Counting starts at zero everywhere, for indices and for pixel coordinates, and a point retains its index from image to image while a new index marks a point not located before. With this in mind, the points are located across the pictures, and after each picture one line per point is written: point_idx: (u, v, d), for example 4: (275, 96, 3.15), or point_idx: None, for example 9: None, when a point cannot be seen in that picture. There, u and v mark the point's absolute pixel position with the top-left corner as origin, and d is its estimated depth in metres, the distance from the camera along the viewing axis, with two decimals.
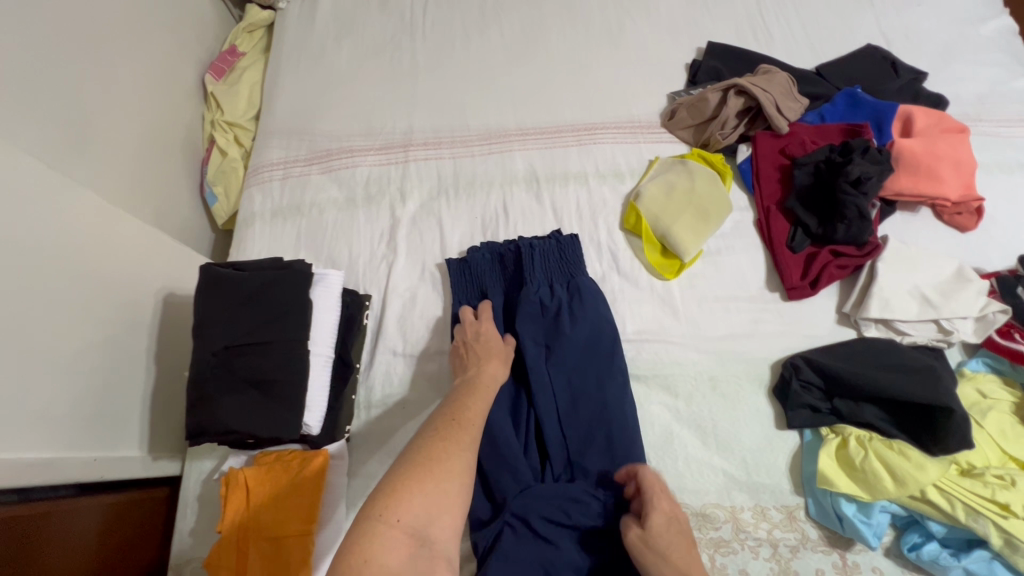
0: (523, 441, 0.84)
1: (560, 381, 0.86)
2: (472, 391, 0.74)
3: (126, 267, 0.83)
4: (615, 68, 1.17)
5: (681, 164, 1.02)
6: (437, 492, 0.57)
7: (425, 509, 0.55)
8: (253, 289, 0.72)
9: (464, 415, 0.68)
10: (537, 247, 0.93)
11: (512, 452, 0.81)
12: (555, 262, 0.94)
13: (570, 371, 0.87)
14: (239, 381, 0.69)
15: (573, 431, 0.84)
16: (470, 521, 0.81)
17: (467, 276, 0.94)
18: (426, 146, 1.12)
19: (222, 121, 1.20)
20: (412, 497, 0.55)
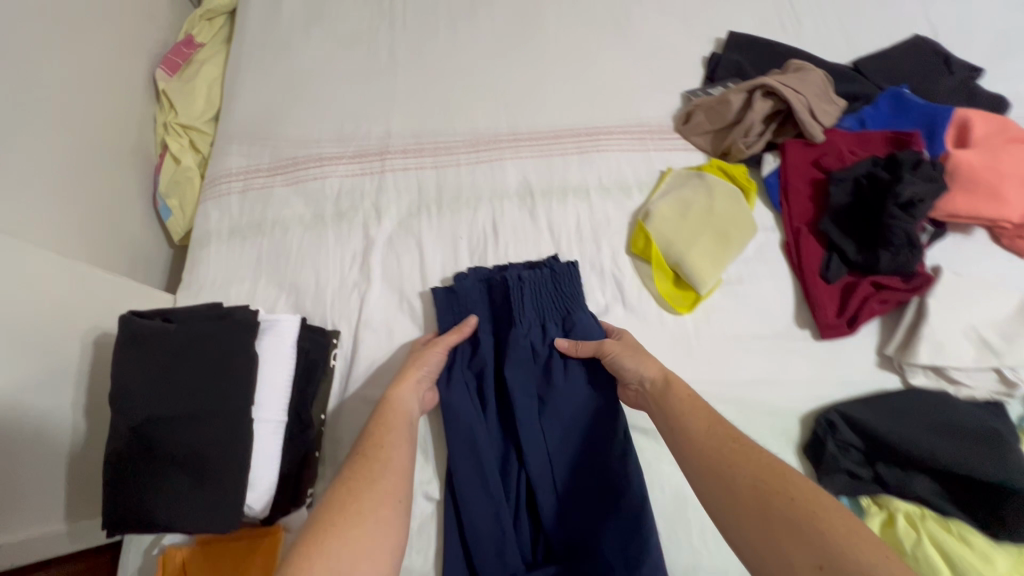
0: (513, 507, 0.73)
1: (556, 437, 0.74)
2: (377, 417, 0.67)
3: (45, 308, 0.70)
4: (622, 63, 1.02)
5: (698, 178, 0.89)
6: (351, 543, 0.52)
7: (337, 568, 0.50)
8: (181, 347, 0.59)
9: (375, 445, 0.63)
10: (527, 280, 0.79)
11: (501, 526, 0.70)
12: (549, 295, 0.80)
13: (567, 427, 0.75)
14: (165, 462, 0.57)
15: (568, 495, 0.72)
16: None
17: (455, 308, 0.81)
18: (405, 153, 0.98)
19: (176, 123, 1.06)
20: (319, 560, 0.50)
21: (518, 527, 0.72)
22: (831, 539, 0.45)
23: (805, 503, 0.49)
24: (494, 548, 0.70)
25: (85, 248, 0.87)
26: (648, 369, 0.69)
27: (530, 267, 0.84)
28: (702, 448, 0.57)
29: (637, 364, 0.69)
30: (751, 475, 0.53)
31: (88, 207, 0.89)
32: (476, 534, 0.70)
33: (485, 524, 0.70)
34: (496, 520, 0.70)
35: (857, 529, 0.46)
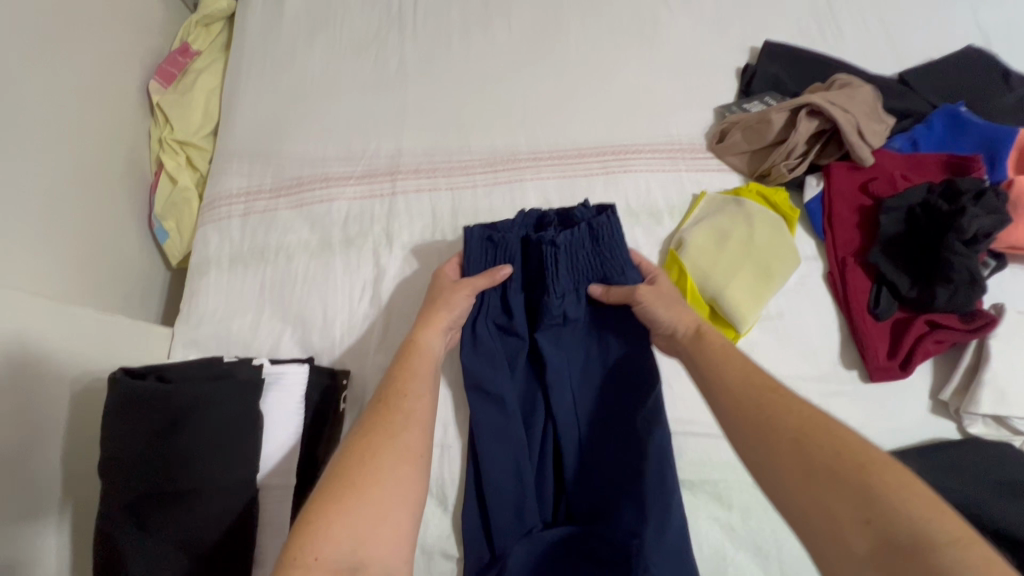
0: (536, 462, 0.71)
1: (586, 404, 0.72)
2: (402, 361, 0.62)
3: (30, 356, 0.65)
4: (649, 76, 0.96)
5: (736, 204, 0.83)
6: (366, 506, 0.48)
7: (350, 532, 0.46)
8: (179, 413, 0.53)
9: (395, 396, 0.58)
10: (563, 244, 0.72)
11: (522, 484, 0.68)
12: (586, 257, 0.74)
13: (596, 394, 0.73)
14: (157, 543, 0.52)
15: (593, 464, 0.70)
16: None
17: (491, 254, 0.75)
18: (418, 173, 0.92)
19: (172, 139, 0.99)
20: (332, 524, 0.46)
21: (540, 486, 0.70)
22: (889, 499, 0.38)
23: (851, 456, 0.42)
24: (511, 504, 0.68)
25: (74, 279, 0.81)
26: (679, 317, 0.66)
27: (564, 223, 0.77)
28: (739, 403, 0.51)
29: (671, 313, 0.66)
30: (789, 427, 0.46)
31: (77, 234, 0.83)
32: (496, 487, 0.68)
33: (506, 479, 0.68)
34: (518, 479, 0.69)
35: (939, 506, 0.37)
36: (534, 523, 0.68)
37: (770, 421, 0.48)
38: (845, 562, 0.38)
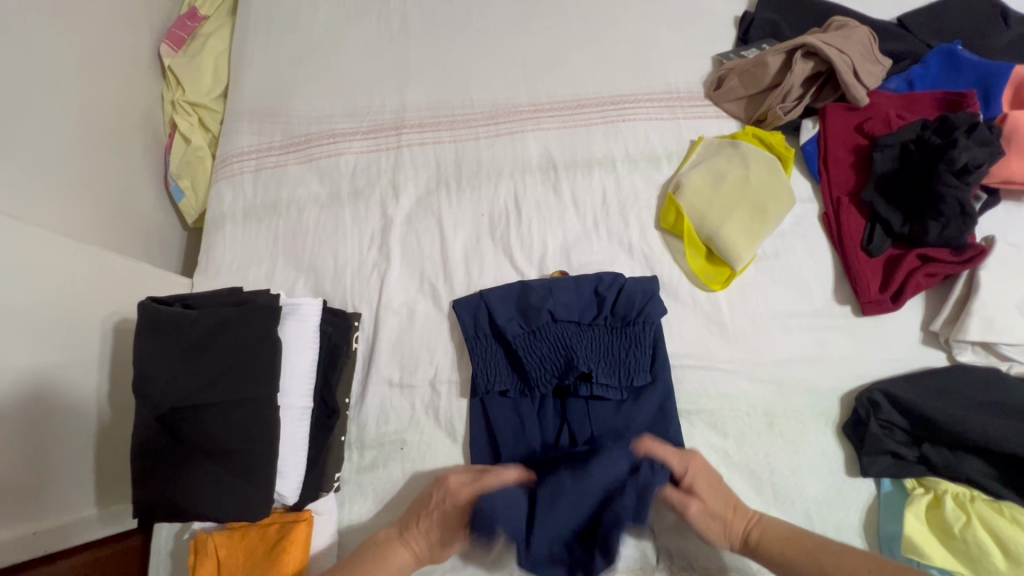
0: (537, 405, 0.74)
1: (592, 355, 0.73)
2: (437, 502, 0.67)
3: (63, 296, 0.69)
4: (648, 27, 0.97)
5: (732, 147, 0.85)
6: None
7: None
8: (202, 337, 0.58)
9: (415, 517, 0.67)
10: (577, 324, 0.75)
11: (525, 419, 0.73)
12: (602, 331, 0.75)
13: (602, 339, 0.75)
14: (191, 453, 0.57)
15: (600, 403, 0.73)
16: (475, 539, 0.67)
17: (517, 299, 0.76)
18: (421, 127, 0.94)
19: (183, 101, 1.02)
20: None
21: (542, 421, 0.74)
22: None
23: None
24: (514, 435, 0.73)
25: (97, 233, 0.86)
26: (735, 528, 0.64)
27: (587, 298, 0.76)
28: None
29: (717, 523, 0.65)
30: None
31: (97, 192, 0.87)
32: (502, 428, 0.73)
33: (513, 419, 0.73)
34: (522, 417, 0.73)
35: None
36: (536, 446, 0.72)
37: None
38: None
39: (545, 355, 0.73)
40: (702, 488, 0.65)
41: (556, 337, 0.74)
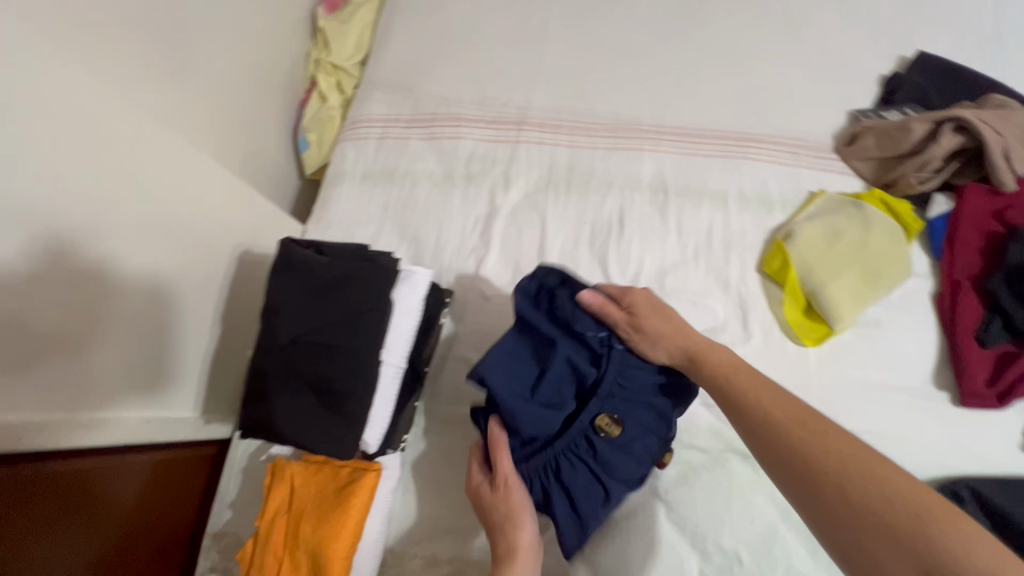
0: (579, 459, 0.65)
1: (586, 371, 0.67)
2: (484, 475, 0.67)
3: (209, 222, 0.78)
4: (786, 70, 0.96)
5: (855, 206, 0.82)
6: None
7: None
8: (329, 280, 0.63)
9: (503, 496, 0.64)
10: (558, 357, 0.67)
11: (575, 477, 0.64)
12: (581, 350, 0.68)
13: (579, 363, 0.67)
14: (300, 383, 0.62)
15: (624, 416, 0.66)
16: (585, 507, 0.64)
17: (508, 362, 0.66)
18: (543, 127, 0.97)
19: (328, 62, 1.10)
20: None
21: (591, 467, 0.65)
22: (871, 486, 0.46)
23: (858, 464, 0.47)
24: (597, 496, 0.64)
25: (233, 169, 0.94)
26: (665, 349, 0.66)
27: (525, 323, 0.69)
28: (774, 435, 0.53)
29: (661, 347, 0.66)
30: (819, 449, 0.50)
31: (240, 133, 0.96)
32: (595, 502, 0.64)
33: (583, 477, 0.64)
34: (588, 465, 0.65)
35: (875, 471, 0.46)
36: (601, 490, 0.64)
37: (801, 437, 0.51)
38: (891, 492, 0.45)
39: (552, 392, 0.67)
40: (645, 311, 0.68)
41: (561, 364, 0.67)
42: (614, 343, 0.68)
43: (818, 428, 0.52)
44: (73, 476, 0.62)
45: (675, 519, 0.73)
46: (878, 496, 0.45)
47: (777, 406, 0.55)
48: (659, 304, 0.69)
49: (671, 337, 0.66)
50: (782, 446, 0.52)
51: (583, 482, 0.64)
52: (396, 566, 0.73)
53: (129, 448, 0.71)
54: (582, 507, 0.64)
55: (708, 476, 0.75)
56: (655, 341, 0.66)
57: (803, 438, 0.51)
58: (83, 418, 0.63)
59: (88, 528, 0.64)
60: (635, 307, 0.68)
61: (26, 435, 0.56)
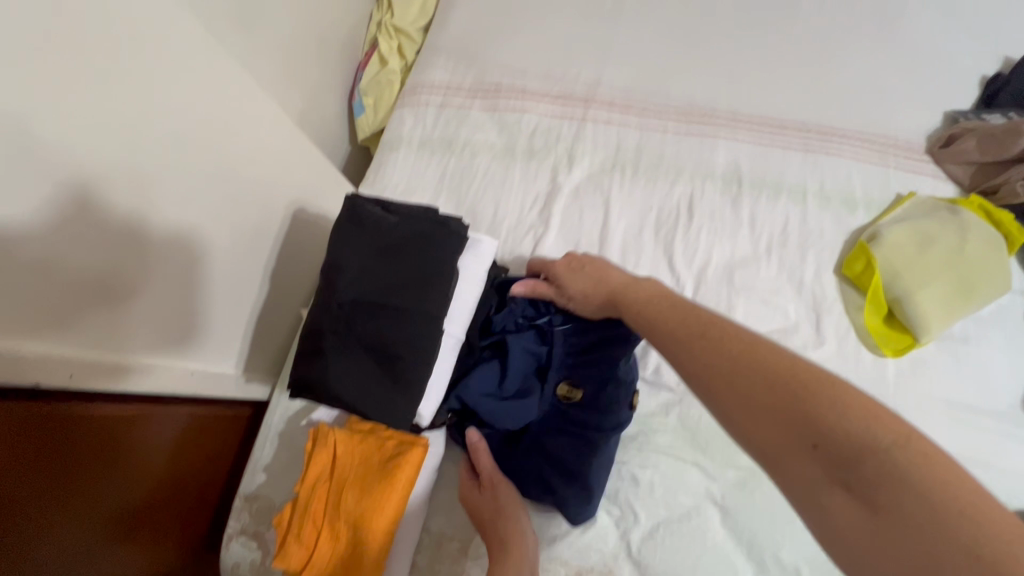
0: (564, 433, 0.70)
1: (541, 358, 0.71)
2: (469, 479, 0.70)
3: (269, 173, 0.75)
4: (877, 65, 0.90)
5: (950, 211, 0.77)
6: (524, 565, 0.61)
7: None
8: (398, 240, 0.60)
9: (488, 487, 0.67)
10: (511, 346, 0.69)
11: (566, 447, 0.69)
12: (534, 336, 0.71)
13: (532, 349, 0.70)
14: (359, 345, 0.59)
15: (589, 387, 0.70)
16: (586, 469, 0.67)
17: (487, 396, 0.67)
18: (611, 106, 0.93)
19: (390, 25, 1.08)
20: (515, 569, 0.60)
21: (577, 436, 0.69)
22: (824, 410, 0.39)
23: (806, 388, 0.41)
24: (589, 455, 0.68)
25: None
26: (591, 301, 0.67)
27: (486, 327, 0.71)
28: (723, 371, 0.46)
29: (587, 300, 0.67)
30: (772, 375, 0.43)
31: (299, 89, 0.93)
32: (591, 462, 0.67)
33: (570, 443, 0.69)
34: (573, 433, 0.69)
35: (824, 392, 0.40)
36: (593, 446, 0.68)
37: (749, 367, 0.44)
38: (831, 414, 0.39)
39: (522, 377, 0.70)
40: (564, 273, 0.69)
41: (519, 356, 0.69)
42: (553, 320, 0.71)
43: (714, 332, 0.50)
44: (109, 422, 0.59)
45: (731, 526, 0.69)
46: (830, 415, 0.39)
47: (677, 319, 0.54)
48: (576, 261, 0.70)
49: (593, 288, 0.66)
50: (730, 375, 0.45)
51: (574, 451, 0.68)
52: (434, 548, 0.70)
53: (168, 399, 0.69)
54: (577, 467, 0.67)
55: (770, 485, 0.70)
56: (581, 293, 0.67)
57: (751, 365, 0.45)
58: (131, 363, 0.61)
59: (121, 476, 0.62)
60: (554, 274, 0.70)
61: (78, 372, 0.54)
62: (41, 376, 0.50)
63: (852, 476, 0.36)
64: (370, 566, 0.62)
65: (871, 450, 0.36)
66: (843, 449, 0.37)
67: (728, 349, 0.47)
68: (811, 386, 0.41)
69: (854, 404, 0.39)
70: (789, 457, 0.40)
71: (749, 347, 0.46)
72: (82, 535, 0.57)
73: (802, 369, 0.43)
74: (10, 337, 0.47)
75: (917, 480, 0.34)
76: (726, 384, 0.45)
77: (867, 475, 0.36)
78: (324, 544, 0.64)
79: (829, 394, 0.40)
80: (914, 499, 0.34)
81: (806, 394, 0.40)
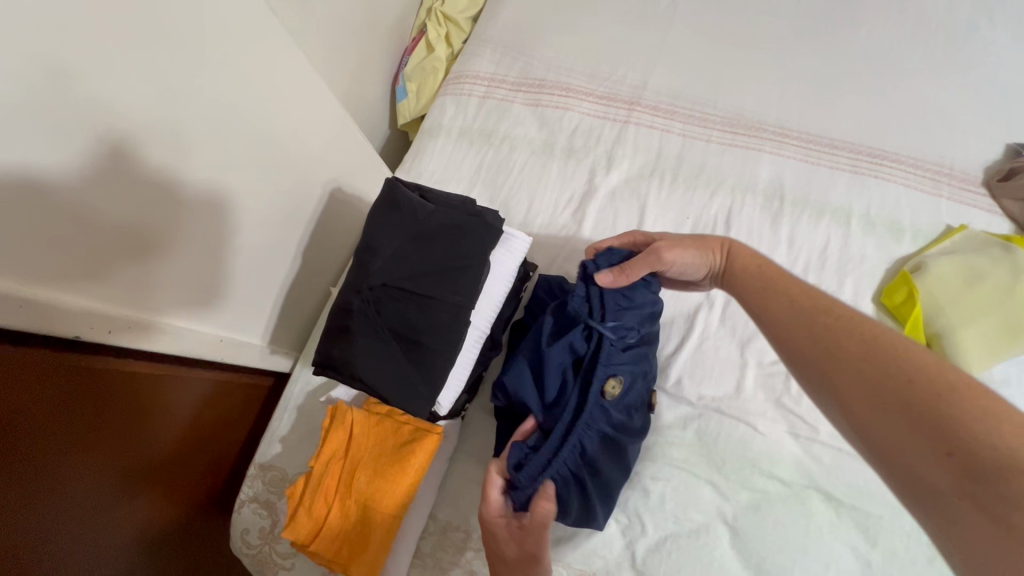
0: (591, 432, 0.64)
1: (583, 349, 0.66)
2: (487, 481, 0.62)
3: (309, 149, 0.75)
4: (939, 90, 0.87)
5: (1004, 249, 0.73)
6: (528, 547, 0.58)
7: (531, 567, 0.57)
8: (433, 229, 0.61)
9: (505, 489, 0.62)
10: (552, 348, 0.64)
11: (592, 449, 0.65)
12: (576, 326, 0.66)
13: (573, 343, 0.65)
14: (385, 329, 0.60)
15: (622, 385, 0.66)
16: (605, 475, 0.65)
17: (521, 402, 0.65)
18: (656, 111, 0.91)
19: (440, 12, 1.07)
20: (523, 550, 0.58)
21: (602, 436, 0.66)
22: (955, 412, 0.35)
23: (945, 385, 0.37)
24: (616, 460, 0.66)
25: None
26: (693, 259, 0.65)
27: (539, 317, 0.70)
28: (851, 346, 0.43)
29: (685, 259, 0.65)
30: (908, 366, 0.39)
31: (344, 68, 0.94)
32: (611, 466, 0.66)
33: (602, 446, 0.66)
34: (606, 435, 0.66)
35: (986, 394, 0.35)
36: (617, 446, 0.66)
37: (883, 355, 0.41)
38: (966, 417, 0.35)
39: (559, 375, 0.65)
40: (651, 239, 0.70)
41: (557, 354, 0.64)
42: (599, 306, 0.66)
43: (851, 320, 0.45)
44: (133, 377, 0.61)
45: (739, 549, 0.68)
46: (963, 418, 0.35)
47: (806, 296, 0.51)
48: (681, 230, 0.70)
49: (704, 244, 0.65)
50: (850, 361, 0.42)
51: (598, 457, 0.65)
52: (438, 536, 0.70)
53: (195, 362, 0.71)
54: (597, 472, 0.66)
55: (785, 510, 0.69)
56: (696, 246, 0.65)
57: (881, 353, 0.41)
58: (165, 324, 0.63)
59: (144, 433, 0.64)
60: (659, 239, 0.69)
61: (115, 329, 0.56)
62: (81, 329, 0.52)
63: (983, 492, 0.32)
64: (378, 546, 0.63)
65: (1009, 466, 0.32)
66: (979, 457, 0.33)
67: (858, 334, 0.44)
68: (951, 395, 0.36)
69: (1009, 417, 0.33)
70: (904, 455, 0.37)
71: (885, 338, 0.42)
72: (108, 484, 0.60)
73: (951, 372, 0.38)
74: (52, 287, 0.50)
75: None
76: (845, 368, 0.42)
77: (1000, 493, 0.32)
78: (334, 519, 0.65)
79: (968, 397, 0.35)
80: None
81: (941, 395, 0.36)
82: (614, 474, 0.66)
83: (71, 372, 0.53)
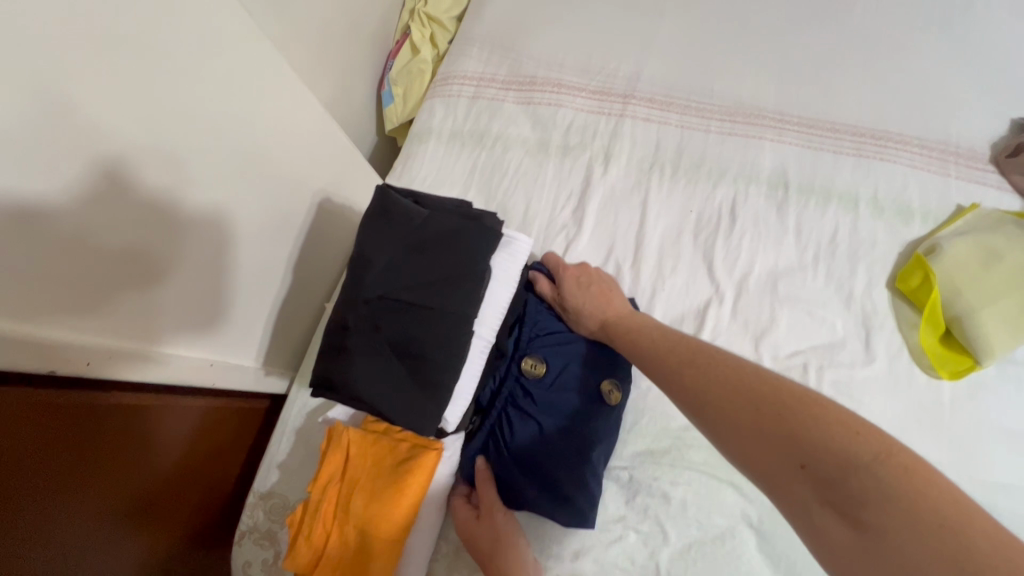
0: (523, 418, 0.66)
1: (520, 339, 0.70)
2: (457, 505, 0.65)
3: (297, 160, 0.72)
4: (941, 67, 0.85)
5: (1019, 226, 0.71)
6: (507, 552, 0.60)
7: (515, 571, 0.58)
8: (431, 236, 0.58)
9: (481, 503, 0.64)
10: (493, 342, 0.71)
11: (524, 436, 0.65)
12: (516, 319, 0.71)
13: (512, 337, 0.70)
14: (386, 344, 0.56)
15: (552, 371, 0.68)
16: (539, 463, 0.64)
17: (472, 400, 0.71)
18: (652, 103, 0.89)
19: (424, 12, 1.04)
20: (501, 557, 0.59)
21: (536, 425, 0.65)
22: (809, 429, 0.37)
23: (792, 405, 0.40)
24: (549, 449, 0.64)
25: None
26: (586, 317, 0.67)
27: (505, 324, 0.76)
28: (718, 385, 0.45)
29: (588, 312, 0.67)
30: (761, 393, 0.42)
31: (328, 74, 0.91)
32: (549, 456, 0.64)
33: (529, 430, 0.65)
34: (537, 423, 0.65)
35: (822, 409, 0.38)
36: (554, 436, 0.65)
37: (736, 387, 0.44)
38: (810, 432, 0.37)
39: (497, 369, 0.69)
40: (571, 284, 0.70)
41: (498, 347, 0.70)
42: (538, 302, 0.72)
43: (708, 360, 0.49)
44: (121, 410, 0.56)
45: (767, 552, 0.65)
46: (817, 434, 0.37)
47: (671, 348, 0.54)
48: (586, 278, 0.70)
49: (590, 309, 0.67)
50: (721, 400, 0.44)
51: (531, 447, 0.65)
52: (451, 557, 0.67)
53: (185, 389, 0.67)
54: (534, 463, 0.64)
55: None
56: (581, 309, 0.67)
57: (738, 385, 0.44)
58: (151, 351, 0.59)
59: (134, 470, 0.60)
60: (561, 281, 0.71)
61: (95, 360, 0.52)
62: (58, 362, 0.48)
63: (840, 497, 0.34)
64: (379, 575, 0.60)
65: (848, 465, 0.35)
66: (828, 467, 0.35)
67: (717, 374, 0.46)
68: (800, 410, 0.39)
69: (836, 420, 0.37)
70: (779, 477, 0.38)
71: (740, 374, 0.45)
72: (98, 528, 0.55)
73: (786, 389, 0.41)
74: (32, 322, 0.45)
75: (915, 494, 0.32)
76: (714, 404, 0.44)
77: (849, 492, 0.34)
78: (333, 547, 0.62)
79: (815, 410, 0.38)
80: (897, 512, 0.32)
81: (787, 412, 0.39)
82: (549, 463, 0.64)
83: (52, 409, 0.49)
